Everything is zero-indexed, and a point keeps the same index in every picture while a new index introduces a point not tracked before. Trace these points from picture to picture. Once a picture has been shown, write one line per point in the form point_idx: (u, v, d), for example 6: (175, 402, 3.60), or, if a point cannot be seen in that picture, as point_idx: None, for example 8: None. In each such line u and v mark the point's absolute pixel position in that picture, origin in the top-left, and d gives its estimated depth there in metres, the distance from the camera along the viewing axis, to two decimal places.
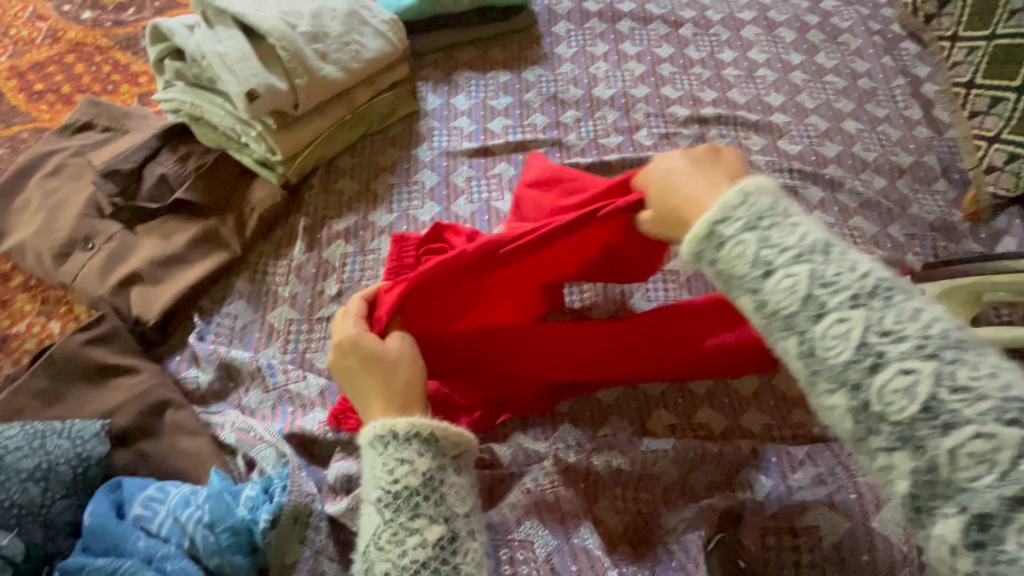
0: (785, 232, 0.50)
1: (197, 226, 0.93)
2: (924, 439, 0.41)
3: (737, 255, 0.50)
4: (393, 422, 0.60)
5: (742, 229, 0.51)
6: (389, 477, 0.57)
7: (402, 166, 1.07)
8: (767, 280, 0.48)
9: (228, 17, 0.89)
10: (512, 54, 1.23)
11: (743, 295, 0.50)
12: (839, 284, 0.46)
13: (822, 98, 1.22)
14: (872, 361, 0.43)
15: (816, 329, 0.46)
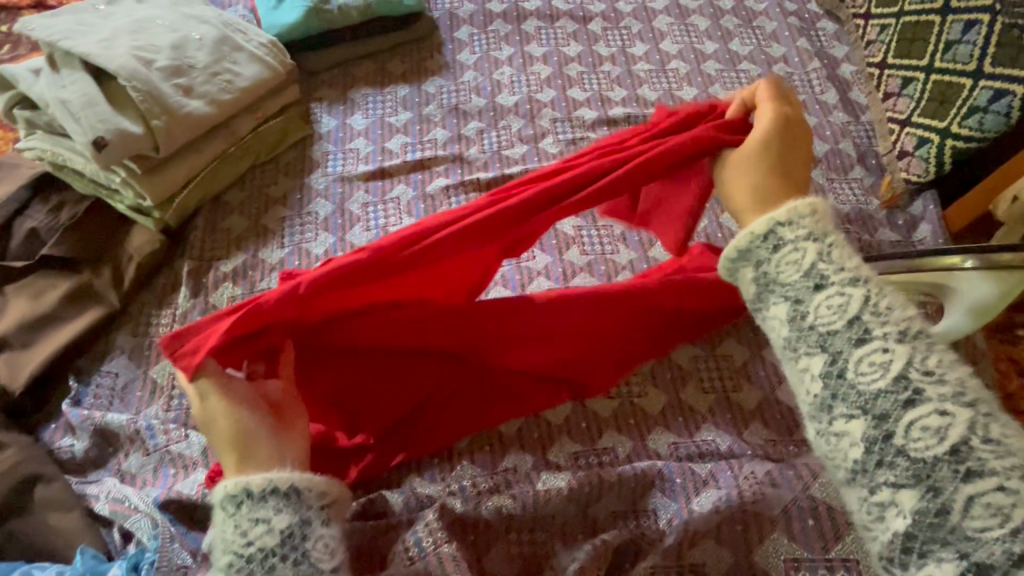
0: (845, 253, 0.49)
1: (69, 281, 0.88)
2: (941, 481, 0.40)
3: (789, 271, 0.49)
4: (246, 479, 0.52)
5: (780, 254, 0.50)
6: (245, 534, 0.50)
7: (294, 196, 1.02)
8: (815, 298, 0.48)
9: (75, 59, 0.84)
10: (411, 66, 1.17)
11: (782, 301, 0.49)
12: (889, 317, 0.46)
13: (736, 87, 1.17)
14: (908, 395, 0.42)
15: (857, 351, 0.45)
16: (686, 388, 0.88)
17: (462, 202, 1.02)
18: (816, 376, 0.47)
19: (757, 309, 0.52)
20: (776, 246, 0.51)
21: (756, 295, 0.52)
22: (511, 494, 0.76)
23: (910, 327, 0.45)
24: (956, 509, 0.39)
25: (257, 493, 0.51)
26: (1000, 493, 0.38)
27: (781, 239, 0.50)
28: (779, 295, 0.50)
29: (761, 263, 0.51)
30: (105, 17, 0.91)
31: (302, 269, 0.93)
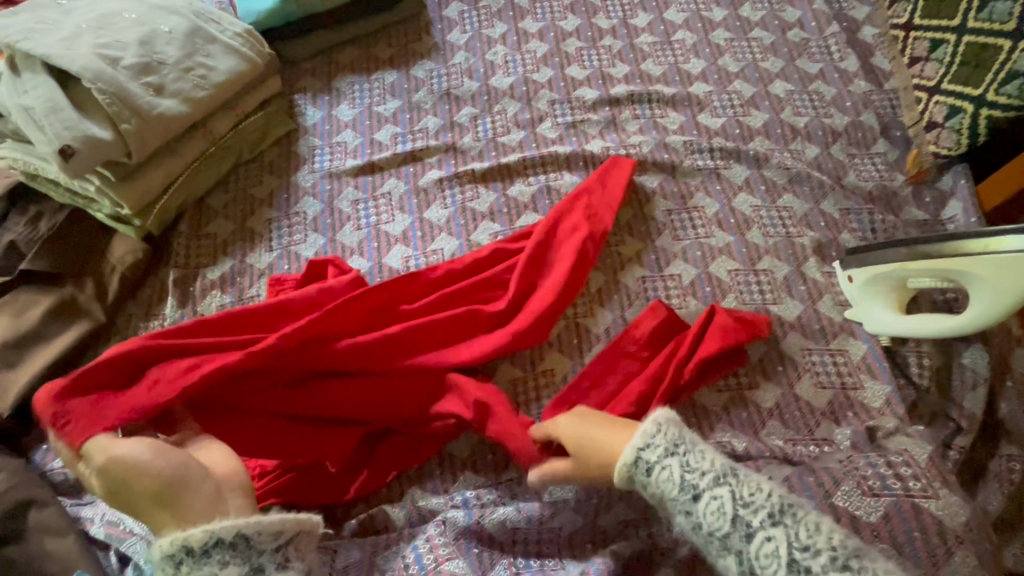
0: (700, 456, 0.56)
1: (51, 296, 0.85)
2: None
3: (668, 486, 0.55)
4: (183, 536, 0.51)
5: (654, 471, 0.56)
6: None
7: (281, 196, 0.97)
8: (698, 505, 0.53)
9: (37, 61, 0.79)
10: (398, 50, 1.11)
11: (678, 515, 0.55)
12: (755, 502, 0.52)
13: (747, 57, 1.08)
14: (800, 574, 0.48)
15: (749, 547, 0.51)
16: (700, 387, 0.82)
17: (457, 195, 0.96)
18: (736, 574, 0.51)
19: (669, 516, 0.57)
20: (647, 467, 0.57)
21: (657, 505, 0.57)
22: (516, 507, 0.73)
23: (775, 501, 0.52)
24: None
25: (198, 548, 0.51)
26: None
27: (647, 463, 0.57)
28: (680, 513, 0.55)
29: (645, 483, 0.57)
30: (68, 13, 0.86)
31: (292, 274, 0.89)
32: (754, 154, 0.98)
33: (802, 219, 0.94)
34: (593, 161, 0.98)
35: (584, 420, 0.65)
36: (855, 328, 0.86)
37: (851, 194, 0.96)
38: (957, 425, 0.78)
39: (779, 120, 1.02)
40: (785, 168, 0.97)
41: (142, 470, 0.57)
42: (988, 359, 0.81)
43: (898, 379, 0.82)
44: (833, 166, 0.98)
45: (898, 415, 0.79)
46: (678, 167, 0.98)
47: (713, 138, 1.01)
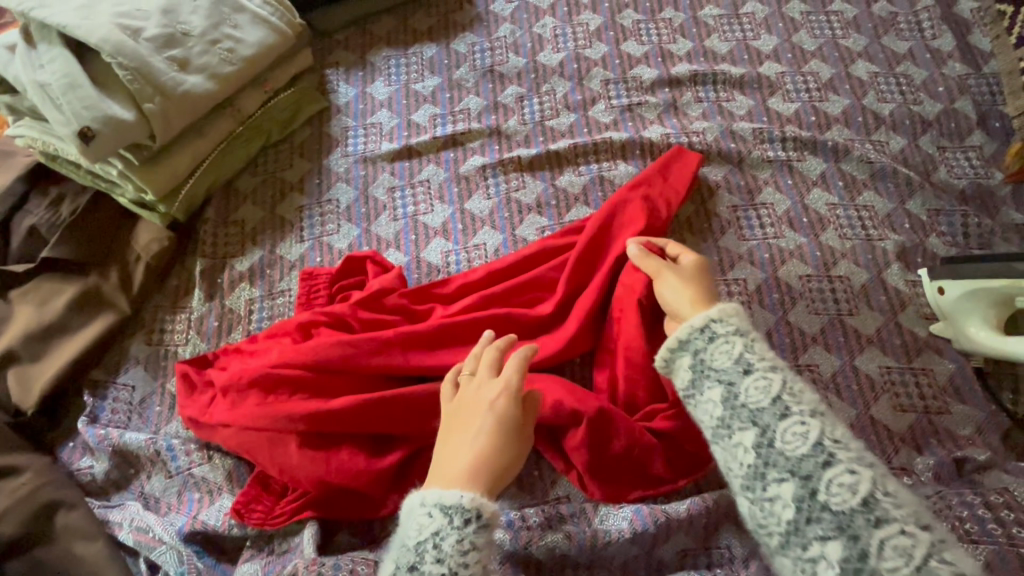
0: (763, 348, 0.54)
1: (75, 286, 0.80)
2: (859, 529, 0.43)
3: (720, 359, 0.53)
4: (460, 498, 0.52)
5: (714, 343, 0.54)
6: (458, 559, 0.49)
7: (312, 181, 0.90)
8: (744, 381, 0.51)
9: (53, 32, 0.72)
10: (437, 21, 1.01)
11: (716, 384, 0.52)
12: (803, 396, 0.50)
13: (826, 34, 0.97)
14: (823, 457, 0.46)
15: (780, 425, 0.48)
16: None
17: (501, 184, 0.89)
18: (748, 449, 0.49)
19: (692, 394, 0.54)
20: (710, 338, 0.55)
21: (692, 378, 0.54)
22: (566, 532, 0.67)
23: (816, 402, 0.50)
24: (872, 554, 0.42)
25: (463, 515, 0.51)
26: (849, 474, 0.45)
27: (713, 333, 0.54)
28: (714, 380, 0.53)
29: (698, 351, 0.55)
30: None
31: (325, 267, 0.83)
32: (832, 145, 0.88)
33: (885, 220, 0.84)
34: (650, 149, 0.89)
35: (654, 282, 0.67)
36: (942, 345, 0.78)
37: (942, 193, 0.85)
38: None
39: (860, 107, 0.91)
40: (867, 162, 0.87)
41: (463, 418, 0.59)
42: None
43: (990, 406, 0.74)
44: (921, 161, 0.88)
45: (991, 446, 0.71)
46: (746, 157, 0.89)
47: (785, 126, 0.91)
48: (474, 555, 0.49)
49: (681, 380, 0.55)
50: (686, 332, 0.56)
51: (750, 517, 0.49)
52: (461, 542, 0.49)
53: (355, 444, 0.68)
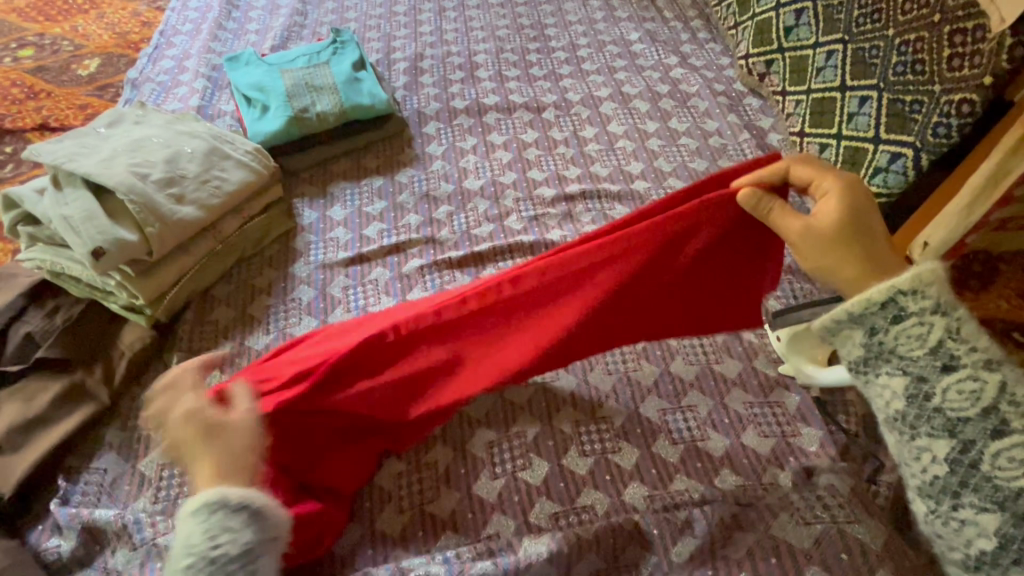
0: (913, 343, 0.52)
1: (61, 382, 0.92)
2: (968, 434, 0.51)
3: (958, 391, 0.51)
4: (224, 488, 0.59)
5: (902, 325, 0.51)
6: (207, 543, 0.56)
7: (278, 286, 1.09)
8: (942, 379, 0.51)
9: (77, 178, 0.94)
10: (384, 160, 1.30)
11: (901, 374, 0.53)
12: (913, 358, 0.52)
13: (678, 160, 1.30)
14: (923, 393, 0.52)
15: (947, 381, 0.51)
16: (657, 441, 0.92)
17: (436, 280, 1.10)
18: (939, 447, 0.52)
19: (865, 371, 0.55)
20: (911, 314, 0.51)
21: (872, 358, 0.54)
22: (494, 561, 0.78)
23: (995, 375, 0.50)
24: (985, 461, 0.51)
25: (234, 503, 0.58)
26: (972, 380, 0.50)
27: (902, 309, 0.51)
28: (899, 368, 0.53)
29: (877, 329, 0.53)
30: (105, 139, 1.04)
31: None
32: None
33: None
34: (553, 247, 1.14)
35: (845, 227, 0.60)
36: (788, 382, 0.99)
37: None
38: (882, 463, 0.86)
39: None
40: None
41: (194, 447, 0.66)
42: None
43: (830, 426, 0.93)
44: None
45: (832, 457, 0.89)
46: None
47: None
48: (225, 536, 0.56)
49: (851, 353, 0.55)
50: (864, 303, 0.53)
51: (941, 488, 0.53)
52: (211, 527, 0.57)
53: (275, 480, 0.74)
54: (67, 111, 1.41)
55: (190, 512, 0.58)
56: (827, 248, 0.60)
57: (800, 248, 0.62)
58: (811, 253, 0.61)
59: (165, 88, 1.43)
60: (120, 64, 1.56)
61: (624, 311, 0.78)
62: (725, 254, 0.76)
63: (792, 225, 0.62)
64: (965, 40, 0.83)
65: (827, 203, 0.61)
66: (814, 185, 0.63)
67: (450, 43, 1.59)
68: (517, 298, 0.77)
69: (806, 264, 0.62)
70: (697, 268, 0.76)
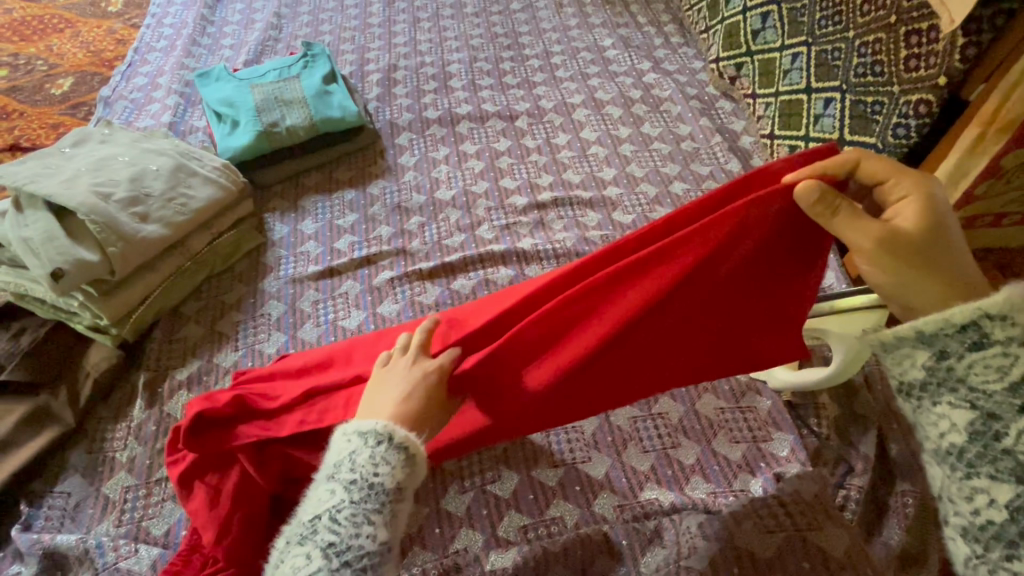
0: (989, 374, 0.48)
1: (25, 405, 0.91)
2: None
3: None
4: (395, 427, 0.56)
5: (981, 352, 0.48)
6: (371, 469, 0.54)
7: (248, 301, 1.09)
8: (1017, 419, 0.47)
9: (38, 200, 0.93)
10: (356, 172, 1.30)
11: (964, 406, 0.49)
12: (988, 388, 0.48)
13: (650, 165, 1.30)
14: (994, 433, 0.48)
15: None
16: (627, 450, 0.92)
17: (406, 292, 1.09)
18: (996, 485, 0.48)
19: (923, 397, 0.52)
20: (981, 342, 0.48)
21: (927, 383, 0.51)
22: None
23: None
24: None
25: (398, 441, 0.56)
26: None
27: (983, 336, 0.47)
28: (962, 402, 0.49)
29: (952, 355, 0.49)
30: (70, 159, 1.03)
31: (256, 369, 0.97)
32: None
33: None
34: (524, 256, 1.14)
35: (924, 236, 0.52)
36: (760, 387, 0.98)
37: None
38: (852, 466, 0.88)
39: None
40: None
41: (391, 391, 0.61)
42: (875, 407, 0.93)
43: (802, 430, 0.93)
44: None
45: (802, 461, 0.89)
46: None
47: (625, 232, 1.18)
48: (385, 470, 0.55)
49: (910, 375, 0.52)
50: (941, 324, 0.49)
51: (986, 532, 0.48)
52: (374, 458, 0.55)
53: (249, 516, 0.73)
54: (40, 130, 1.41)
55: (353, 429, 0.57)
56: (903, 262, 0.53)
57: (869, 260, 0.54)
58: (880, 268, 0.53)
59: (138, 106, 1.43)
60: (93, 82, 1.56)
61: (639, 346, 0.66)
62: (772, 268, 0.63)
63: (868, 230, 0.53)
64: (921, 40, 0.84)
65: (908, 208, 0.54)
66: (888, 185, 0.55)
67: (424, 53, 1.59)
68: (534, 331, 0.65)
69: (879, 279, 0.54)
70: (739, 286, 0.64)
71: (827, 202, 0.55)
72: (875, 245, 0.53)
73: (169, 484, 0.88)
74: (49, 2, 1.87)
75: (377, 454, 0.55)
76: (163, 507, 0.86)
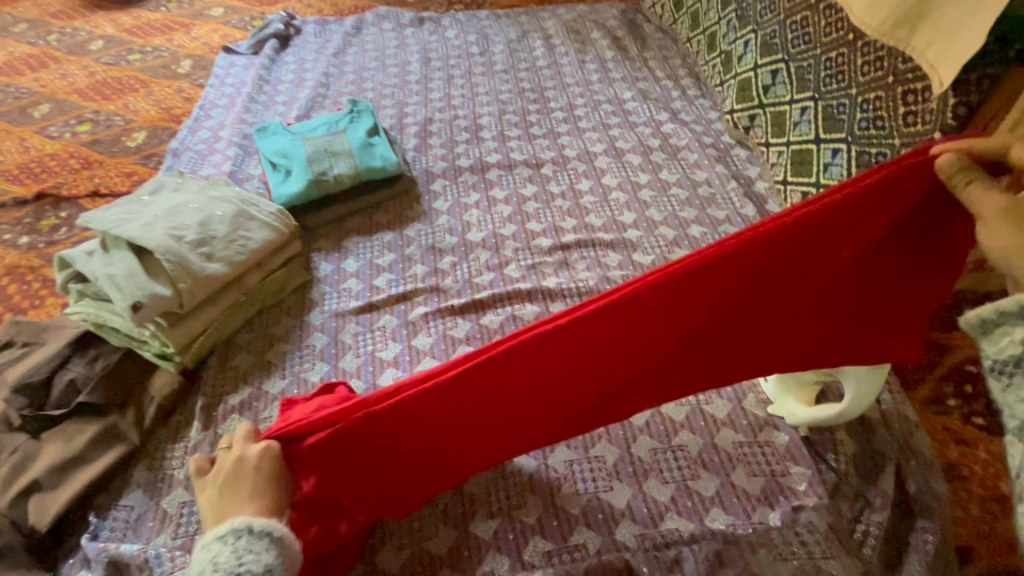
0: None
1: (97, 424, 1.01)
2: None
3: None
4: (250, 518, 0.69)
5: None
6: (235, 562, 0.66)
7: (295, 333, 1.18)
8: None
9: (122, 241, 1.06)
10: (394, 216, 1.41)
11: None
12: None
13: (669, 209, 1.37)
14: None
15: None
16: (647, 481, 0.95)
17: (439, 326, 1.18)
18: None
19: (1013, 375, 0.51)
20: None
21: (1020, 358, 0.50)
22: None
23: None
24: None
25: (257, 529, 0.68)
26: None
27: None
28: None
29: None
30: (148, 205, 1.17)
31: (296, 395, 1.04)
32: None
33: None
34: (549, 293, 1.22)
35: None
36: (778, 421, 1.01)
37: None
38: (871, 501, 0.90)
39: None
40: None
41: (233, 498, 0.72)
42: (892, 444, 0.95)
43: (819, 465, 0.95)
44: None
45: (820, 495, 0.91)
46: None
47: (644, 272, 1.25)
48: (249, 556, 0.67)
49: (1003, 349, 0.51)
50: None
51: None
52: (235, 551, 0.67)
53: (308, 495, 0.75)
54: (116, 179, 1.58)
55: (218, 534, 0.69)
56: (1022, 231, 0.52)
57: (988, 225, 0.54)
58: (999, 232, 0.53)
59: (201, 157, 1.60)
60: (163, 136, 1.74)
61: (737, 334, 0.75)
62: (871, 265, 0.71)
63: (994, 201, 0.54)
64: (917, 99, 0.93)
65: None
66: None
67: (457, 107, 1.73)
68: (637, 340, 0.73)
69: (992, 247, 0.53)
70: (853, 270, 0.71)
71: (957, 181, 0.58)
72: (998, 211, 0.54)
73: None
74: (127, 65, 2.11)
75: (238, 548, 0.67)
76: None
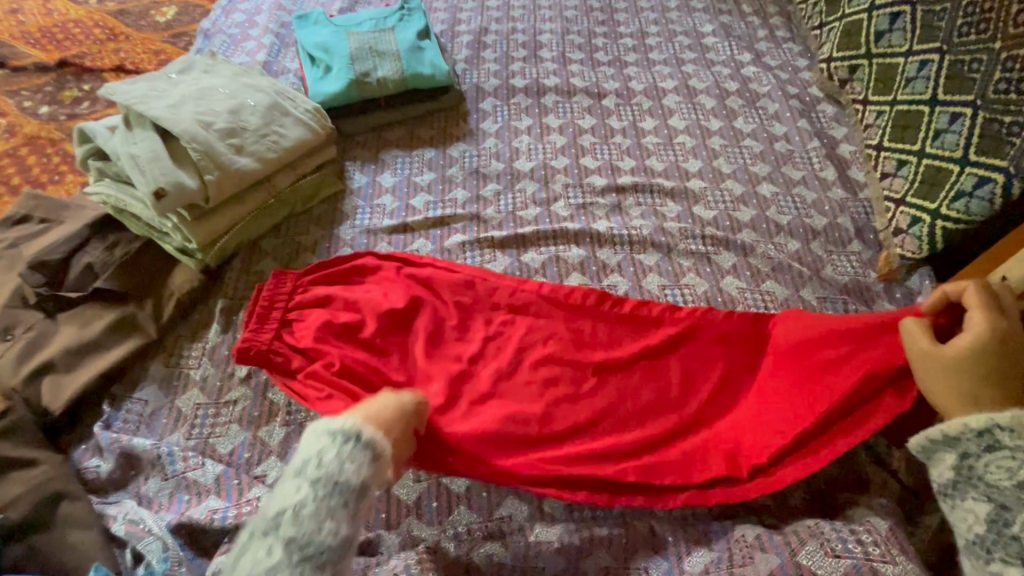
0: (1000, 472, 0.60)
1: (114, 312, 0.97)
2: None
3: None
4: (364, 426, 0.63)
5: (994, 456, 0.61)
6: (338, 463, 0.60)
7: (322, 246, 1.11)
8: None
9: (147, 120, 0.98)
10: (438, 131, 1.30)
11: (986, 500, 0.60)
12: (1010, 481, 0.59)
13: (739, 161, 1.24)
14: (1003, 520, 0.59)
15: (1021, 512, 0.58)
16: None
17: (476, 257, 1.09)
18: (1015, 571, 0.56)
19: (950, 494, 0.63)
20: (989, 445, 0.61)
21: (957, 480, 0.63)
22: (504, 543, 0.79)
23: None
24: None
25: (366, 437, 0.63)
26: None
27: (996, 441, 0.61)
28: (983, 492, 0.61)
29: (969, 453, 0.62)
30: (175, 84, 1.07)
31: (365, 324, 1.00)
32: (740, 244, 1.10)
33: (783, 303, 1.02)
34: (598, 238, 1.12)
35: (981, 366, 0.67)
36: None
37: (827, 284, 1.04)
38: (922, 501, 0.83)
39: (764, 217, 1.15)
40: (768, 257, 1.08)
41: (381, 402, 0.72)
42: None
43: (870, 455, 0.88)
44: (812, 260, 1.08)
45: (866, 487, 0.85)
46: (673, 248, 1.10)
47: (705, 227, 1.13)
48: (349, 462, 0.60)
49: (940, 473, 0.64)
50: (959, 427, 0.63)
51: None
52: (340, 453, 0.60)
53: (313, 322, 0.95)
54: (142, 55, 1.47)
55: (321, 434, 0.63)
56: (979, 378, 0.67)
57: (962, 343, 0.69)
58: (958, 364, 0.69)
59: (234, 41, 1.46)
60: (195, 14, 1.60)
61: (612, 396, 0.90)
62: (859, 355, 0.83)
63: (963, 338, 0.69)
64: None
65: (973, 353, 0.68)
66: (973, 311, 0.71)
67: (516, 19, 1.56)
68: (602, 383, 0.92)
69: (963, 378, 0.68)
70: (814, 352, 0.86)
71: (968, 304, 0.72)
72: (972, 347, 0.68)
73: (236, 407, 0.92)
74: None
75: (345, 453, 0.61)
76: (229, 428, 0.90)
